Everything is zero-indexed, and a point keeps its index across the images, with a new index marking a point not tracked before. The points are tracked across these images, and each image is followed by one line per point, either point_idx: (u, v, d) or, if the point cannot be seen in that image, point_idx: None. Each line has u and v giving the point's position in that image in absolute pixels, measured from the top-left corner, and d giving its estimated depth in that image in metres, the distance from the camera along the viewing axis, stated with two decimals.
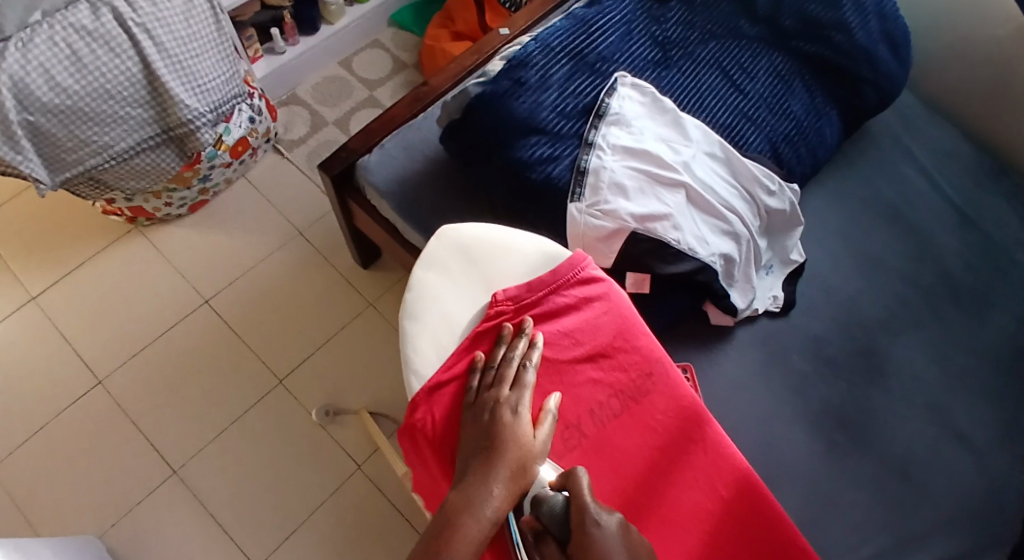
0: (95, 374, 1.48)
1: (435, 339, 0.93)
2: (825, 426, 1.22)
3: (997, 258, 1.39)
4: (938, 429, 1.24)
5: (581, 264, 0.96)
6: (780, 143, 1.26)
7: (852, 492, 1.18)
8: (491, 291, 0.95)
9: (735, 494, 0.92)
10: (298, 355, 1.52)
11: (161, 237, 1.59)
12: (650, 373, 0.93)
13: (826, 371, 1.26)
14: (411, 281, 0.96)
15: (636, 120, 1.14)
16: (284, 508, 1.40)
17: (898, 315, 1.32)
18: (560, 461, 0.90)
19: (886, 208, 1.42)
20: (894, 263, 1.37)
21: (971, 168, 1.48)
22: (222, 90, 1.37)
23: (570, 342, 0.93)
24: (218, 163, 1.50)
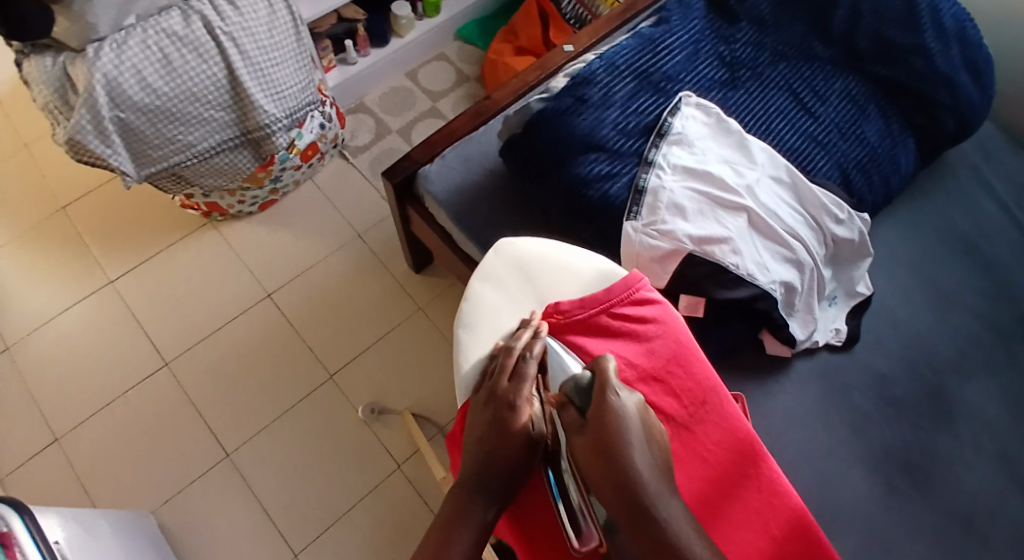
0: (163, 357, 1.55)
1: (487, 351, 0.93)
2: (881, 466, 1.17)
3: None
4: (1006, 479, 1.17)
5: (636, 284, 0.94)
6: (851, 170, 1.21)
7: (908, 537, 1.12)
8: (545, 306, 0.95)
9: (787, 534, 0.89)
10: (350, 355, 1.55)
11: (231, 232, 1.65)
12: (705, 402, 0.91)
13: (887, 410, 1.21)
14: (466, 293, 0.96)
15: (699, 141, 1.13)
16: (328, 503, 1.43)
17: (967, 356, 1.26)
18: None
19: (959, 243, 1.36)
20: (965, 301, 1.31)
21: None
22: (298, 97, 1.42)
23: (623, 364, 0.91)
24: (289, 166, 1.55)
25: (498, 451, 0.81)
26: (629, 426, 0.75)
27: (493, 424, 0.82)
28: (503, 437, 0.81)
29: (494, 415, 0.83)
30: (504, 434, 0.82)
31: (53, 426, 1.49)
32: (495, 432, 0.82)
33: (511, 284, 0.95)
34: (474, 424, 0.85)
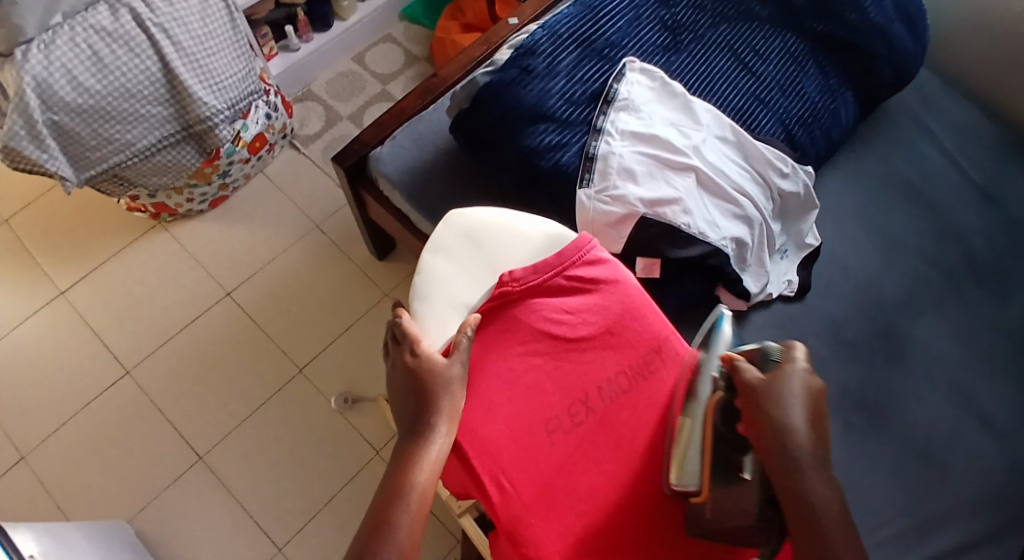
0: (124, 365, 1.52)
1: (443, 322, 0.91)
2: (841, 408, 1.22)
3: (1019, 239, 1.37)
4: (959, 411, 1.24)
5: (586, 246, 0.94)
6: (793, 126, 1.24)
7: (869, 474, 1.19)
8: (500, 271, 0.94)
9: None
10: (317, 346, 1.55)
11: (183, 232, 1.63)
12: (660, 350, 0.91)
13: (843, 354, 1.26)
14: (419, 267, 0.95)
15: (645, 105, 1.14)
16: (308, 493, 1.44)
17: (915, 296, 1.32)
18: (565, 437, 0.87)
19: (902, 188, 1.40)
20: (910, 243, 1.36)
21: (990, 146, 1.45)
22: (239, 86, 1.40)
23: (577, 322, 0.91)
24: (236, 159, 1.52)
25: (418, 416, 0.82)
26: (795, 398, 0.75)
27: (412, 394, 0.83)
28: (425, 387, 0.83)
29: (414, 381, 0.83)
30: (422, 399, 0.82)
31: (17, 444, 1.46)
32: (411, 387, 0.83)
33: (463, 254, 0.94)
34: (392, 389, 0.85)
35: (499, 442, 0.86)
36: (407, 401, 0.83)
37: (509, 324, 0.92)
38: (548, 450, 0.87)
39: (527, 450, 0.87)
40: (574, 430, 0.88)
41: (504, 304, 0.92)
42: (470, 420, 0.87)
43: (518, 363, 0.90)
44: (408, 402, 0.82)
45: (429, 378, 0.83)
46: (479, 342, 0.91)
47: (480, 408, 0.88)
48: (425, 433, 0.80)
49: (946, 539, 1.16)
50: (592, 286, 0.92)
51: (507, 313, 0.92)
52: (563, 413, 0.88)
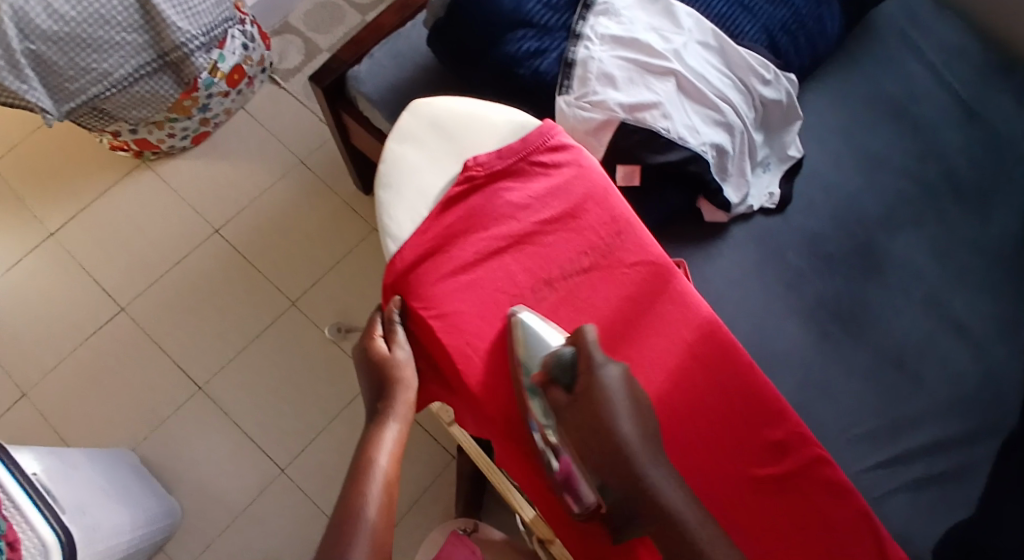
0: (118, 301, 1.53)
1: (410, 207, 0.93)
2: (819, 315, 1.22)
3: (1000, 150, 1.36)
4: (936, 319, 1.24)
5: (549, 132, 0.95)
6: (776, 33, 1.21)
7: (844, 379, 1.19)
8: (467, 159, 0.95)
9: (701, 340, 0.92)
10: (307, 282, 1.54)
11: (168, 171, 1.60)
12: (619, 231, 0.93)
13: (821, 266, 1.25)
14: (386, 155, 0.97)
15: (625, 10, 1.12)
16: (304, 420, 1.48)
17: (895, 210, 1.31)
18: (530, 314, 0.90)
19: (887, 101, 1.38)
20: (893, 159, 1.34)
21: (976, 60, 1.42)
22: (213, 13, 1.37)
23: (541, 205, 0.92)
24: (215, 92, 1.50)
25: (379, 403, 0.84)
26: (614, 399, 0.80)
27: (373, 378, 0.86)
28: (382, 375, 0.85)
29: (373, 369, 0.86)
30: (382, 389, 0.84)
31: (18, 379, 1.48)
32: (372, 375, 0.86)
33: (428, 139, 0.95)
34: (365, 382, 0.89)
35: (468, 317, 0.88)
36: (371, 386, 0.86)
37: (475, 210, 0.92)
38: (513, 324, 0.89)
39: (495, 325, 0.89)
40: (537, 306, 0.90)
41: (470, 190, 0.92)
42: (440, 295, 0.88)
43: (483, 244, 0.91)
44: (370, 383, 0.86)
45: (382, 366, 0.85)
46: (445, 226, 0.91)
47: (450, 283, 0.89)
48: (382, 416, 0.82)
49: (918, 439, 1.17)
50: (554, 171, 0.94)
51: (471, 200, 0.92)
52: (528, 290, 0.91)
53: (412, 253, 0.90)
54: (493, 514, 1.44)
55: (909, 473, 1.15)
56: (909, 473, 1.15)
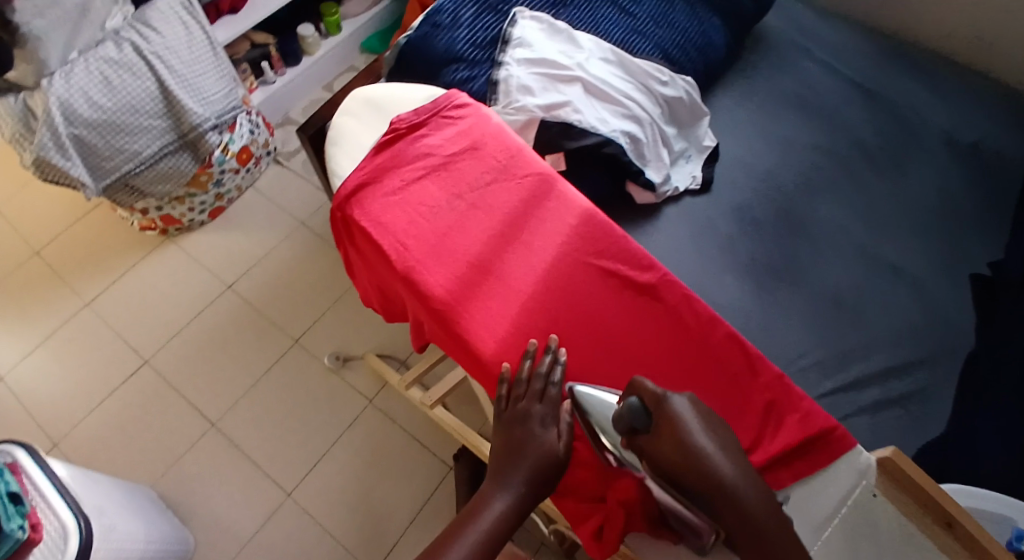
0: (141, 355, 1.71)
1: (351, 156, 1.16)
2: (753, 270, 1.26)
3: (905, 119, 1.43)
4: (868, 263, 1.27)
5: (456, 97, 1.14)
6: (670, 49, 1.42)
7: (785, 319, 1.21)
8: (390, 120, 1.15)
9: (584, 226, 1.04)
10: (309, 320, 1.73)
11: (188, 243, 1.84)
12: (512, 154, 1.07)
13: (750, 231, 1.31)
14: (333, 127, 1.21)
15: (536, 41, 1.31)
16: (307, 446, 1.61)
17: (809, 179, 1.37)
18: (444, 217, 1.04)
19: (788, 97, 1.48)
20: (801, 139, 1.42)
21: (865, 53, 1.55)
22: (222, 103, 1.64)
23: (449, 142, 1.09)
24: (227, 169, 1.75)
25: (508, 472, 0.88)
26: (692, 428, 0.80)
27: (547, 435, 0.90)
28: (538, 459, 0.88)
29: (529, 455, 0.89)
30: (524, 464, 0.88)
31: (50, 432, 1.63)
32: (524, 453, 0.89)
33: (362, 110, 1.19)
34: (503, 448, 0.90)
35: (396, 224, 1.03)
36: (536, 433, 0.90)
37: (398, 152, 1.08)
38: (431, 227, 1.03)
39: (416, 229, 1.03)
40: (450, 215, 1.04)
41: (394, 138, 1.11)
42: (372, 210, 1.04)
43: (405, 172, 1.07)
44: (536, 431, 0.90)
45: (546, 459, 0.88)
46: (374, 163, 1.08)
47: (381, 201, 1.05)
48: (507, 491, 0.87)
49: (868, 367, 1.16)
50: (460, 119, 1.11)
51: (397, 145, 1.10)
52: (444, 203, 1.05)
53: (351, 184, 1.06)
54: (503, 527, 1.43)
55: (866, 396, 1.14)
56: (866, 397, 1.14)
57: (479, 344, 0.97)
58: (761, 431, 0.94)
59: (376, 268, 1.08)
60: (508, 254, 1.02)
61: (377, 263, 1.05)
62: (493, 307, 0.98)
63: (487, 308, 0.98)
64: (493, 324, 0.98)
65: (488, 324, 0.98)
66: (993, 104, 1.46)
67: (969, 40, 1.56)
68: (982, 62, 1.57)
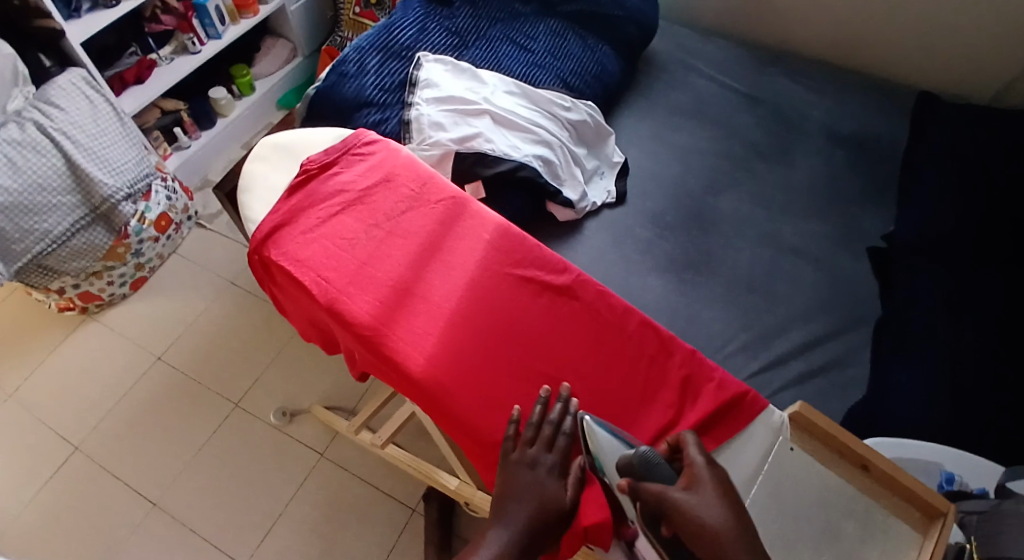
0: (70, 442, 1.62)
1: (264, 200, 1.15)
2: (674, 268, 1.33)
3: (788, 118, 1.56)
4: (776, 249, 1.36)
5: (364, 135, 1.18)
6: (569, 78, 1.49)
7: (709, 310, 1.28)
8: (300, 161, 1.18)
9: (501, 241, 1.09)
10: (247, 382, 1.68)
11: (112, 318, 1.76)
12: (424, 182, 1.12)
13: (667, 234, 1.38)
14: (243, 174, 1.19)
15: (442, 81, 1.37)
16: (258, 510, 1.53)
17: (713, 181, 1.46)
18: (364, 247, 1.07)
19: (684, 110, 1.59)
20: (701, 145, 1.52)
21: (746, 64, 1.68)
22: (134, 171, 1.59)
23: (362, 177, 1.13)
24: (146, 238, 1.68)
25: (504, 511, 0.87)
26: (712, 489, 0.81)
27: (554, 484, 0.90)
28: (546, 505, 0.88)
29: (532, 498, 0.88)
30: (529, 508, 0.87)
31: None
32: (530, 496, 0.88)
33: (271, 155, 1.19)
34: (508, 489, 0.89)
35: (316, 260, 1.05)
36: (543, 481, 0.90)
37: (311, 191, 1.11)
38: (352, 258, 1.06)
39: (337, 261, 1.05)
40: (369, 245, 1.08)
41: (306, 179, 1.13)
42: (291, 249, 1.06)
43: (320, 210, 1.10)
44: (547, 481, 0.90)
45: (553, 507, 0.88)
46: (288, 204, 1.10)
47: (299, 240, 1.07)
48: (503, 529, 0.86)
49: (788, 342, 1.25)
50: (370, 155, 1.16)
51: (309, 185, 1.12)
52: (361, 235, 1.08)
53: (266, 226, 1.08)
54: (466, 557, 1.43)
55: (791, 370, 1.22)
56: (791, 370, 1.22)
57: (411, 363, 0.99)
58: (681, 405, 1.00)
59: (300, 306, 1.09)
60: (430, 274, 1.06)
61: (301, 300, 1.07)
62: (422, 327, 1.01)
63: (415, 328, 1.01)
64: (423, 342, 1.00)
65: (418, 343, 1.00)
66: (866, 95, 1.60)
67: (835, 43, 1.72)
68: (851, 60, 1.73)
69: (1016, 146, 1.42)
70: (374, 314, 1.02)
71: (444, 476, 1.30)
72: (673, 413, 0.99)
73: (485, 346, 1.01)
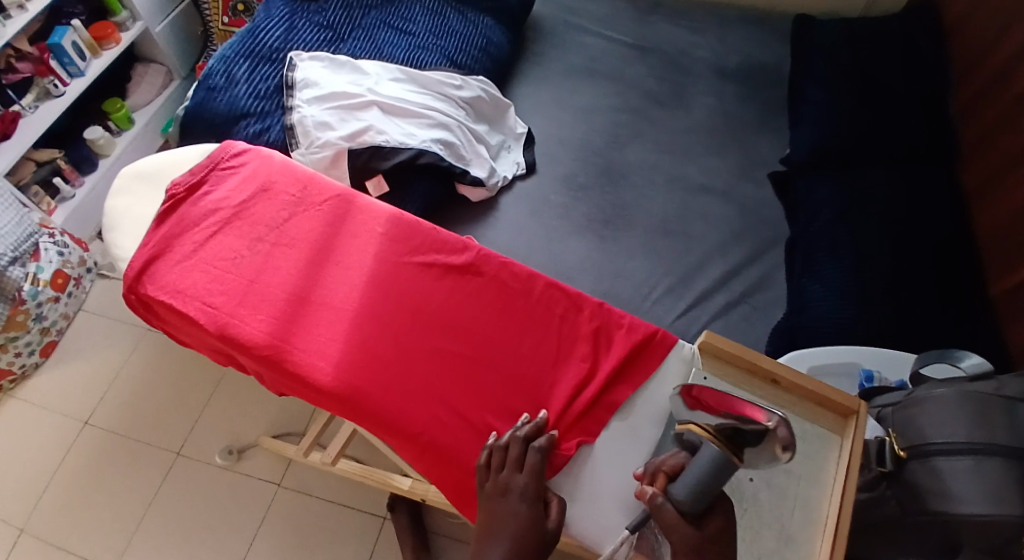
0: (12, 526, 1.49)
1: (133, 234, 1.08)
2: (592, 226, 1.31)
3: (675, 61, 1.56)
4: (686, 189, 1.36)
5: (230, 147, 1.13)
6: (454, 55, 1.44)
7: (633, 261, 1.26)
8: (166, 186, 1.11)
9: (392, 228, 1.05)
10: (186, 428, 1.58)
11: (28, 390, 1.64)
12: (305, 185, 1.08)
13: (580, 194, 1.35)
14: (106, 212, 1.12)
15: (322, 79, 1.31)
16: (224, 555, 1.44)
17: (616, 134, 1.44)
18: (250, 263, 1.02)
19: (575, 69, 1.56)
20: (599, 102, 1.50)
21: (626, 14, 1.66)
22: (16, 232, 1.49)
23: (236, 190, 1.08)
24: (44, 300, 1.58)
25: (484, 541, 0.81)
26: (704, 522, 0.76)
27: (527, 510, 0.84)
28: (526, 532, 0.82)
29: (513, 524, 0.82)
30: (509, 535, 0.81)
31: None
32: (512, 524, 0.82)
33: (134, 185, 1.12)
34: (487, 523, 0.83)
35: (198, 286, 1.00)
36: (517, 509, 0.83)
37: (182, 216, 1.06)
38: (239, 277, 1.01)
39: (222, 284, 1.00)
40: (255, 260, 1.03)
41: (175, 204, 1.07)
42: (170, 280, 1.00)
43: (196, 234, 1.04)
44: (520, 511, 0.83)
45: (535, 531, 0.82)
46: (159, 234, 1.04)
47: (177, 269, 1.01)
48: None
49: (712, 277, 1.24)
50: (241, 167, 1.11)
51: (179, 210, 1.06)
52: (245, 251, 1.03)
53: (138, 262, 1.01)
54: (445, 550, 1.40)
55: (717, 304, 1.22)
56: (716, 304, 1.22)
57: (318, 373, 0.94)
58: (601, 358, 0.97)
59: (194, 338, 1.04)
60: (324, 277, 1.02)
61: (192, 331, 1.01)
62: (323, 334, 0.97)
63: (317, 336, 0.97)
64: (327, 349, 0.96)
65: (322, 351, 0.96)
66: (746, 28, 1.61)
67: None
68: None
69: (896, 46, 1.44)
70: (270, 331, 0.97)
71: (396, 477, 1.27)
72: (589, 365, 0.96)
73: (391, 339, 0.97)
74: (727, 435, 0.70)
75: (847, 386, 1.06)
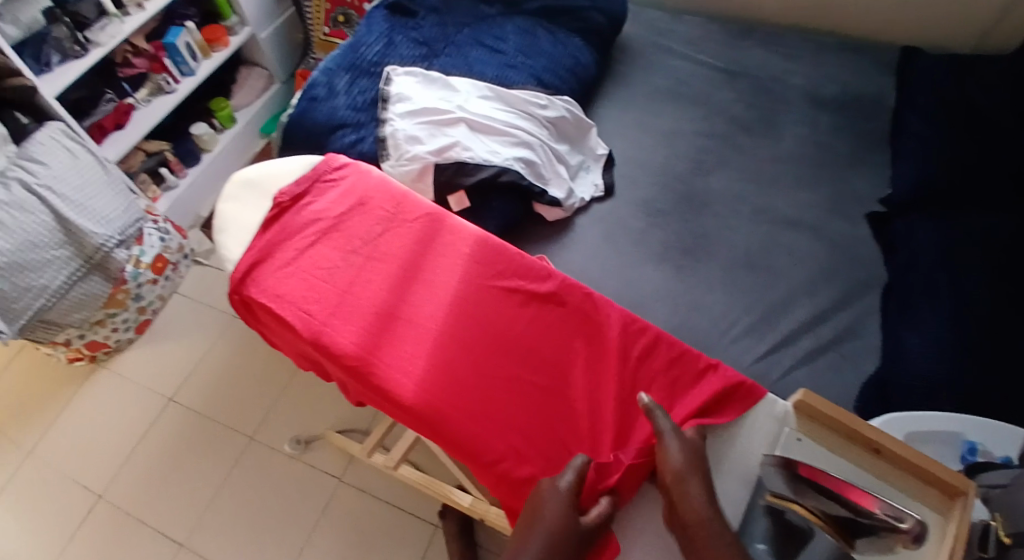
0: (95, 490, 1.59)
1: (238, 238, 1.14)
2: (669, 255, 1.31)
3: (767, 90, 1.54)
4: (769, 223, 1.35)
5: (333, 160, 1.19)
6: (543, 75, 1.46)
7: (709, 294, 1.27)
8: (271, 193, 1.18)
9: (479, 250, 1.09)
10: (259, 414, 1.66)
11: (120, 364, 1.75)
12: (399, 202, 1.13)
13: (659, 221, 1.36)
14: (216, 215, 1.19)
15: (414, 93, 1.36)
16: (286, 541, 1.51)
17: (700, 162, 1.44)
18: (344, 275, 1.09)
19: (664, 93, 1.56)
20: (685, 128, 1.50)
21: (720, 40, 1.65)
22: (124, 217, 1.59)
23: (336, 203, 1.14)
24: (144, 281, 1.69)
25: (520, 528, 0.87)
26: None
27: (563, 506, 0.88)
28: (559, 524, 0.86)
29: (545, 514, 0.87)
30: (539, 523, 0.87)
31: None
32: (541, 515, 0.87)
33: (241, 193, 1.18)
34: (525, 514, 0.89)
35: (295, 294, 1.07)
36: (553, 503, 0.88)
37: (284, 225, 1.12)
38: (333, 288, 1.07)
39: (317, 293, 1.07)
40: (349, 272, 1.09)
41: (279, 212, 1.14)
42: (270, 286, 1.08)
43: (295, 243, 1.11)
44: (557, 521, 0.87)
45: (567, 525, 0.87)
46: (262, 240, 1.11)
47: (277, 275, 1.09)
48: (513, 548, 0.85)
49: (790, 318, 1.23)
50: (341, 180, 1.17)
51: (282, 218, 1.13)
52: (340, 263, 1.10)
53: (243, 266, 1.09)
54: None
55: (793, 345, 1.21)
56: (799, 347, 1.21)
57: (399, 388, 1.00)
58: (676, 400, 0.99)
59: (287, 341, 1.11)
60: (412, 294, 1.07)
61: (287, 335, 1.08)
62: (408, 351, 1.02)
63: (401, 353, 1.02)
64: (410, 365, 1.01)
65: (405, 368, 1.01)
66: (845, 59, 1.57)
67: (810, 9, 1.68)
68: (828, 25, 1.70)
69: (1004, 89, 1.38)
70: (358, 343, 1.03)
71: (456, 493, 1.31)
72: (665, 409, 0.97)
73: (470, 361, 1.01)
74: (843, 523, 0.88)
75: (948, 456, 1.03)
